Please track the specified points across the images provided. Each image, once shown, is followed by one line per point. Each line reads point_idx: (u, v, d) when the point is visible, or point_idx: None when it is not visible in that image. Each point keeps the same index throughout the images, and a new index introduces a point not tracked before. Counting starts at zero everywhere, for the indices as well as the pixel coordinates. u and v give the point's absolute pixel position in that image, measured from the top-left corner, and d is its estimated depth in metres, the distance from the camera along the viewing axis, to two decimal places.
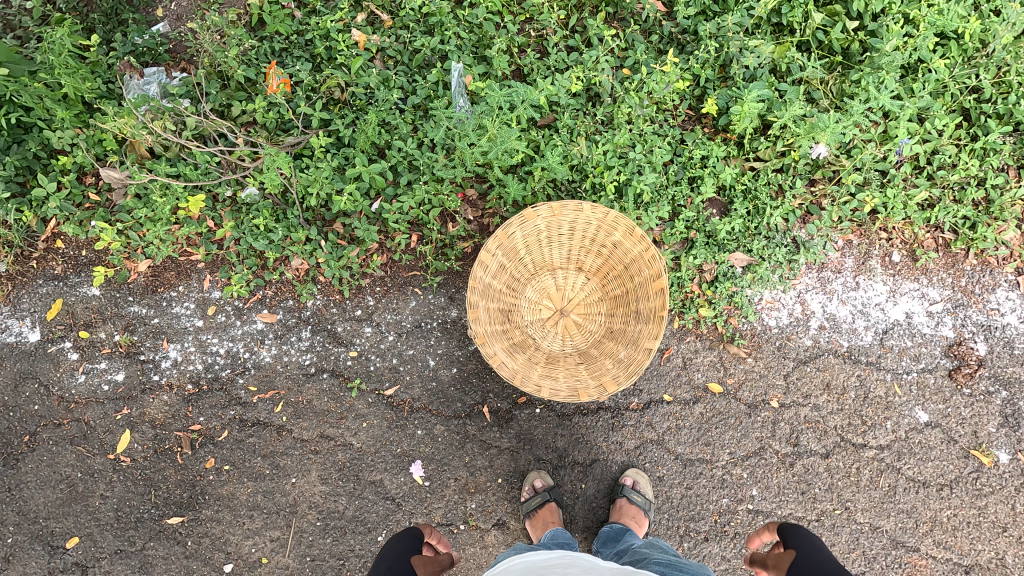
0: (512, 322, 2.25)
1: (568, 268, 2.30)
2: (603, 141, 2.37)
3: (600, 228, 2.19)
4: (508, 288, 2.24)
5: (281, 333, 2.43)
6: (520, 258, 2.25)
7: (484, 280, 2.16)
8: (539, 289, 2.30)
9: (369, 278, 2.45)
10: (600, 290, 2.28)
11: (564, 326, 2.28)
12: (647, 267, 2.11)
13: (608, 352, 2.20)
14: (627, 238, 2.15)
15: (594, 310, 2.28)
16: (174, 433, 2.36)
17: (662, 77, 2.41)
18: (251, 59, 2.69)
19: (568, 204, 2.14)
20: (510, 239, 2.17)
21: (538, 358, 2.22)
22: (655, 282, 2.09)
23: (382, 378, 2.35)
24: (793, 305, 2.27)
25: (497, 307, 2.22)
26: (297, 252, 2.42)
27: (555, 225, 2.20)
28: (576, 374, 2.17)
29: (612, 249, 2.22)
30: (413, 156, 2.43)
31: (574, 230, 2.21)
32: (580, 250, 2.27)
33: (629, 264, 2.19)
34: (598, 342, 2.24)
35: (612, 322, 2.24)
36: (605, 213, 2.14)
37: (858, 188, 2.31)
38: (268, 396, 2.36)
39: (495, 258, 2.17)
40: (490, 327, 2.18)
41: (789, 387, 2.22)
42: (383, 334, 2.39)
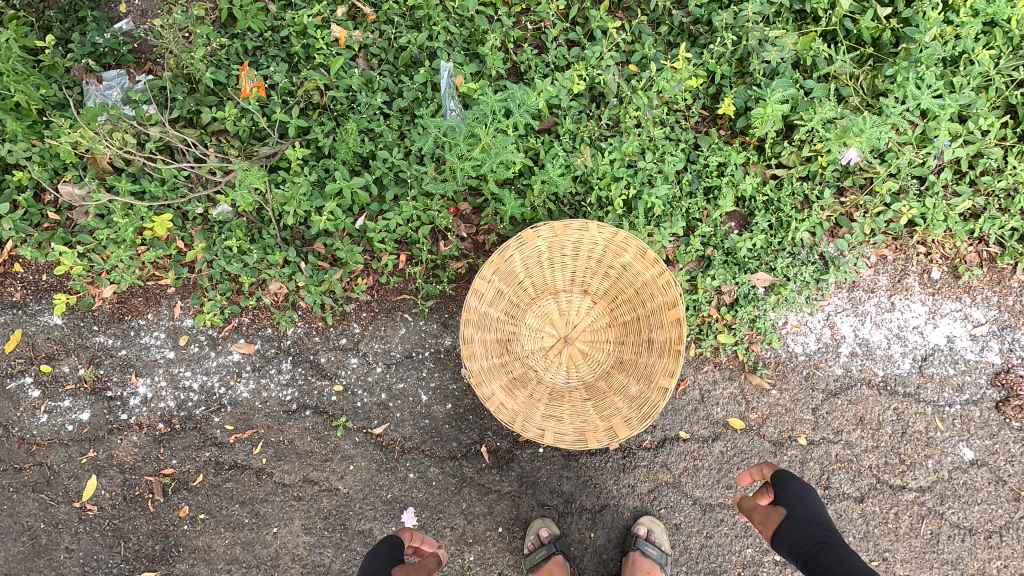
0: (511, 354, 2.02)
1: (573, 291, 2.06)
2: (609, 149, 2.14)
3: (608, 248, 1.97)
4: (506, 316, 2.02)
5: (260, 365, 2.23)
6: (519, 282, 2.02)
7: (479, 310, 1.95)
8: (541, 314, 2.07)
9: (354, 304, 2.24)
10: (608, 315, 2.05)
11: (568, 356, 2.06)
12: (661, 294, 1.91)
13: (617, 387, 1.98)
14: (639, 261, 1.94)
15: (601, 337, 2.05)
16: (144, 478, 2.17)
17: (674, 74, 2.17)
18: (221, 60, 2.46)
19: (573, 223, 1.93)
20: (508, 262, 1.96)
21: (540, 394, 2.00)
22: (670, 311, 1.89)
23: (369, 415, 2.14)
24: (822, 330, 2.06)
25: (495, 338, 1.99)
26: (274, 275, 2.21)
27: (558, 245, 1.98)
28: (582, 413, 1.96)
29: (621, 271, 1.99)
30: (400, 167, 2.21)
31: (579, 250, 1.99)
32: (585, 271, 2.03)
33: (640, 288, 1.97)
34: (607, 374, 2.02)
35: (622, 351, 2.02)
36: (613, 233, 1.94)
37: (893, 197, 2.07)
38: (246, 436, 2.16)
39: (491, 284, 1.96)
40: (487, 361, 1.97)
41: (818, 423, 2.01)
42: (371, 366, 2.19)
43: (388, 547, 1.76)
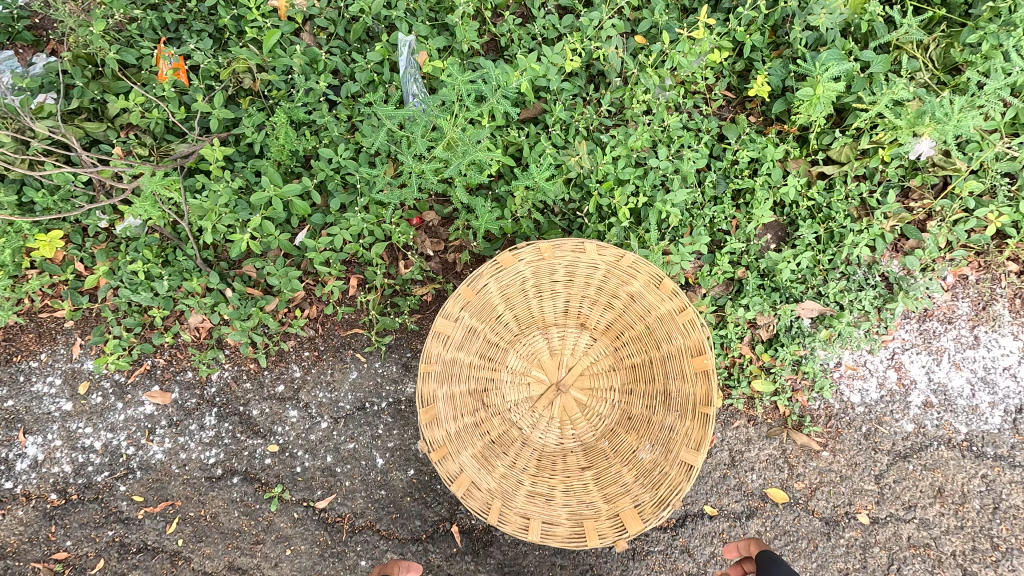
0: (487, 410, 1.58)
1: (566, 326, 1.61)
2: (611, 144, 1.69)
3: (610, 274, 1.52)
4: (480, 361, 1.56)
5: (177, 419, 1.79)
6: (497, 316, 1.56)
7: (444, 358, 1.51)
8: (526, 355, 1.61)
9: (294, 341, 1.80)
10: (612, 356, 1.60)
11: (562, 409, 1.60)
12: (680, 334, 1.47)
13: (625, 453, 1.53)
14: (651, 290, 1.49)
15: (604, 385, 1.61)
16: (30, 565, 1.73)
17: (692, 47, 1.72)
18: (131, 37, 1.99)
19: (564, 243, 1.48)
20: (480, 294, 1.51)
21: (524, 462, 1.55)
22: (695, 358, 1.45)
23: (311, 485, 1.71)
24: (885, 373, 1.61)
25: (465, 391, 1.55)
26: (192, 306, 1.76)
27: (545, 270, 1.52)
28: (580, 490, 1.51)
29: (629, 302, 1.54)
30: (348, 169, 1.78)
31: (573, 276, 1.53)
32: (582, 302, 1.58)
33: (654, 326, 1.52)
34: (612, 435, 1.57)
35: (631, 404, 1.57)
36: (618, 254, 1.49)
37: (977, 201, 1.61)
38: (158, 510, 1.73)
39: (458, 323, 1.51)
40: (455, 423, 1.53)
41: (882, 495, 1.57)
42: (314, 421, 1.75)
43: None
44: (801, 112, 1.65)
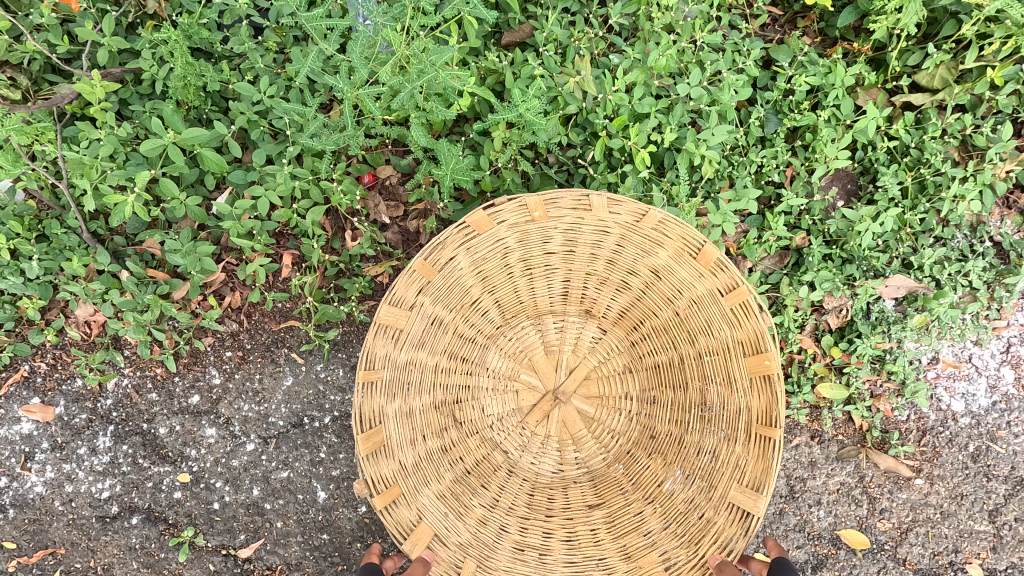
0: (460, 427, 1.19)
1: (566, 315, 1.23)
2: (625, 70, 1.26)
3: (627, 242, 1.11)
4: (451, 364, 1.18)
5: (63, 441, 1.38)
6: (472, 304, 1.16)
7: (396, 361, 1.09)
8: (511, 353, 1.23)
9: (211, 339, 1.38)
10: (627, 352, 1.22)
11: (560, 424, 1.23)
12: (726, 323, 1.08)
13: (648, 484, 1.15)
14: (685, 263, 1.09)
15: (616, 390, 1.23)
16: None
17: None
18: None
19: (562, 197, 1.07)
20: (446, 271, 1.10)
21: (511, 499, 1.16)
22: (749, 359, 1.06)
23: (232, 526, 1.35)
24: (997, 372, 1.21)
25: (429, 403, 1.16)
26: (72, 296, 1.33)
27: (537, 237, 1.11)
28: (588, 540, 1.12)
29: (651, 281, 1.14)
30: (274, 112, 1.33)
31: (575, 245, 1.13)
32: (586, 281, 1.18)
33: (686, 313, 1.12)
34: (627, 458, 1.19)
35: (653, 417, 1.20)
36: (639, 213, 1.08)
37: None
38: (37, 559, 1.36)
39: (416, 312, 1.10)
40: (415, 450, 1.12)
41: (1001, 539, 1.20)
42: (238, 442, 1.37)
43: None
44: (884, 18, 1.20)
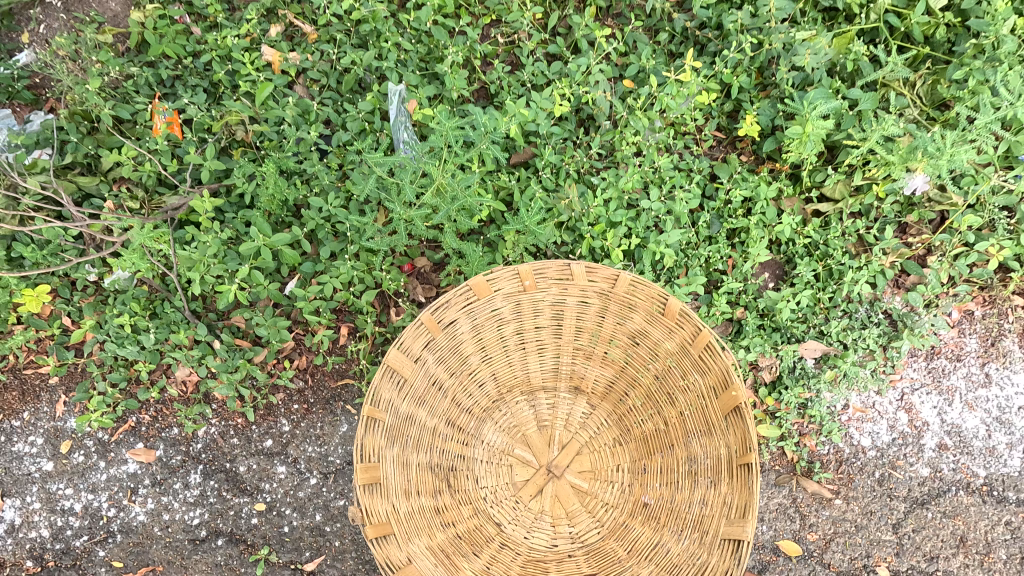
0: (454, 493, 1.47)
1: (558, 389, 1.54)
2: (604, 186, 1.69)
3: (608, 307, 1.42)
4: (454, 432, 1.48)
5: (161, 478, 1.72)
6: (472, 377, 1.48)
7: (397, 410, 1.38)
8: (506, 429, 1.53)
9: (282, 394, 1.74)
10: (614, 426, 1.52)
11: (553, 498, 1.51)
12: (700, 371, 1.36)
13: (641, 549, 1.41)
14: (658, 322, 1.39)
15: (607, 464, 1.51)
16: None
17: (680, 89, 1.74)
18: (127, 93, 2.08)
19: (546, 268, 1.37)
20: (447, 331, 1.40)
21: (504, 566, 1.43)
22: (721, 397, 1.32)
23: (300, 544, 1.66)
24: (895, 415, 1.55)
25: (428, 463, 1.44)
26: (179, 360, 1.72)
27: (526, 305, 1.42)
28: None
29: (631, 343, 1.45)
30: (337, 217, 1.75)
31: (561, 315, 1.44)
32: (573, 355, 1.50)
33: (665, 370, 1.42)
34: (619, 529, 1.46)
35: (643, 485, 1.47)
36: (612, 277, 1.38)
37: (976, 235, 1.59)
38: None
39: (419, 366, 1.39)
40: (409, 502, 1.38)
41: (903, 546, 1.50)
42: (303, 477, 1.69)
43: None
44: (793, 150, 1.64)
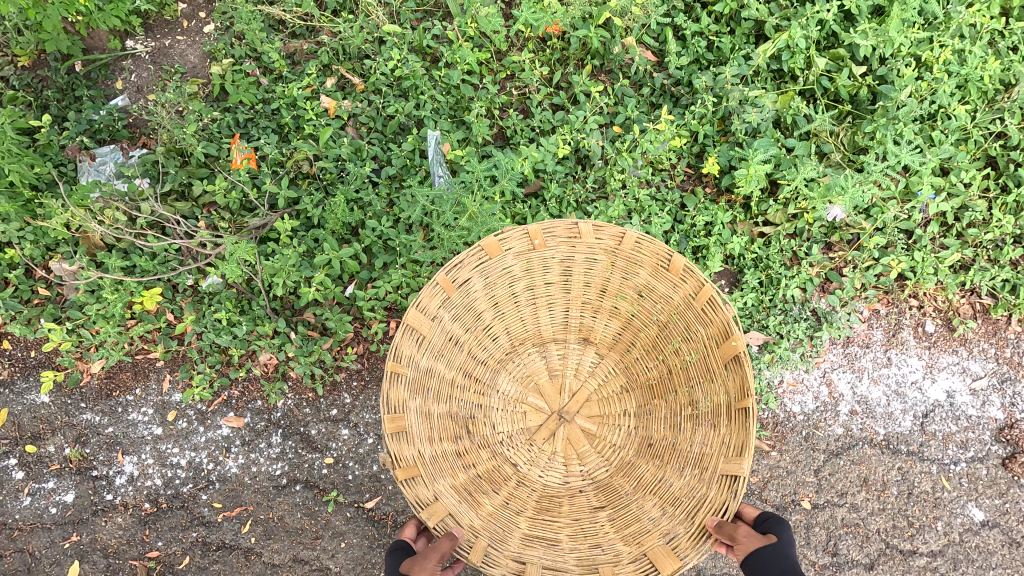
0: (473, 439, 1.83)
1: (570, 344, 1.94)
2: (596, 215, 2.22)
3: (619, 266, 1.78)
4: (472, 383, 1.86)
5: (249, 439, 2.19)
6: (489, 333, 1.86)
7: (418, 364, 1.72)
8: (519, 379, 1.93)
9: (344, 372, 2.22)
10: (623, 374, 1.91)
11: (566, 439, 1.90)
12: (704, 324, 1.70)
13: (646, 484, 1.76)
14: (657, 277, 1.75)
15: (615, 410, 1.90)
16: (129, 562, 2.10)
17: (657, 135, 2.23)
18: (212, 133, 2.54)
19: (557, 227, 1.72)
20: (461, 289, 1.74)
21: (523, 502, 1.77)
22: (722, 346, 1.65)
23: (361, 488, 2.11)
24: (819, 388, 2.02)
25: (447, 410, 1.80)
26: (264, 346, 2.19)
27: (537, 262, 1.77)
28: (595, 529, 1.72)
29: (638, 297, 1.81)
30: (388, 236, 2.24)
31: (570, 269, 1.79)
32: (581, 309, 1.89)
33: (671, 322, 1.78)
34: (625, 466, 1.82)
35: (647, 426, 1.85)
36: (618, 235, 1.73)
37: (881, 251, 2.08)
38: (234, 514, 2.11)
39: (437, 324, 1.74)
40: (432, 448, 1.73)
41: (821, 485, 1.95)
42: (362, 437, 2.16)
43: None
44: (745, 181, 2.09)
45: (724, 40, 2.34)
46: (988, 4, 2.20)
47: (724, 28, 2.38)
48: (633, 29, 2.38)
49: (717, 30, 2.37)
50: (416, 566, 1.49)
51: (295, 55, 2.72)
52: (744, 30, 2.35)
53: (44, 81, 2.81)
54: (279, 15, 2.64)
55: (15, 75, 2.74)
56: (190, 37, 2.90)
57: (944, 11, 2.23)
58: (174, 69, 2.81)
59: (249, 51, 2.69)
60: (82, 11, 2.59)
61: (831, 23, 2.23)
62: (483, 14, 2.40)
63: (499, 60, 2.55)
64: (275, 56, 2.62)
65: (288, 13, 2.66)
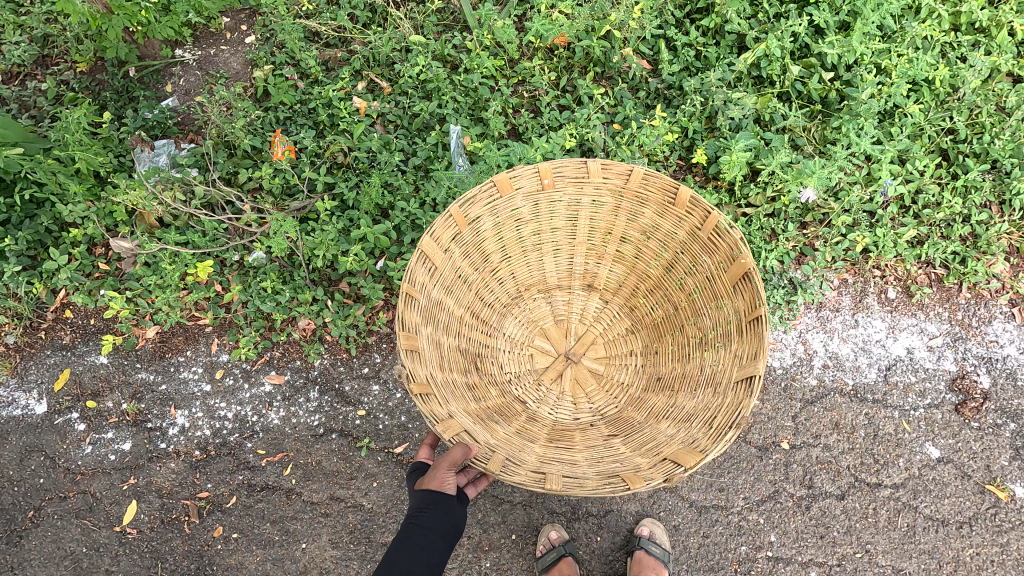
0: (483, 376, 2.11)
1: (574, 293, 2.29)
2: None
3: (626, 207, 2.05)
4: (482, 326, 2.17)
5: (289, 394, 2.47)
6: (500, 278, 2.19)
7: (430, 294, 1.93)
8: (525, 325, 2.27)
9: (375, 335, 2.50)
10: (627, 318, 2.25)
11: (574, 377, 2.22)
12: (713, 252, 1.92)
13: (656, 413, 2.01)
14: (661, 218, 2.02)
15: (623, 350, 2.24)
16: (181, 502, 2.41)
17: (652, 131, 2.56)
18: (257, 128, 2.79)
19: (566, 167, 1.95)
20: (471, 224, 1.98)
21: (539, 433, 2.03)
22: (732, 267, 1.85)
23: (391, 436, 2.42)
24: (796, 345, 2.38)
25: (459, 346, 2.06)
26: (304, 312, 2.47)
27: (545, 203, 2.05)
28: (611, 450, 1.93)
29: (643, 238, 2.11)
30: (416, 216, 2.54)
31: (577, 213, 2.09)
32: (586, 256, 2.23)
33: (675, 257, 2.06)
34: (633, 399, 2.12)
35: (652, 361, 2.15)
36: (626, 173, 1.95)
37: (848, 229, 2.40)
38: (277, 459, 2.42)
39: (447, 257, 1.97)
40: (443, 374, 1.91)
41: (798, 428, 2.32)
42: (391, 392, 2.45)
43: (424, 495, 1.75)
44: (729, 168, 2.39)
45: (710, 50, 2.66)
46: (937, 20, 2.53)
47: (711, 40, 2.70)
48: (630, 40, 2.71)
49: (704, 42, 2.70)
50: (433, 480, 1.75)
51: (328, 62, 2.97)
52: (728, 42, 2.66)
53: (100, 83, 3.04)
54: (316, 27, 2.92)
55: (75, 78, 3.01)
56: (233, 47, 3.10)
57: (899, 26, 2.54)
58: (218, 74, 3.02)
59: (288, 58, 2.95)
60: (142, 21, 2.79)
61: (803, 36, 2.55)
62: (499, 27, 2.74)
63: (511, 67, 2.87)
64: (312, 63, 2.89)
65: (323, 26, 2.94)
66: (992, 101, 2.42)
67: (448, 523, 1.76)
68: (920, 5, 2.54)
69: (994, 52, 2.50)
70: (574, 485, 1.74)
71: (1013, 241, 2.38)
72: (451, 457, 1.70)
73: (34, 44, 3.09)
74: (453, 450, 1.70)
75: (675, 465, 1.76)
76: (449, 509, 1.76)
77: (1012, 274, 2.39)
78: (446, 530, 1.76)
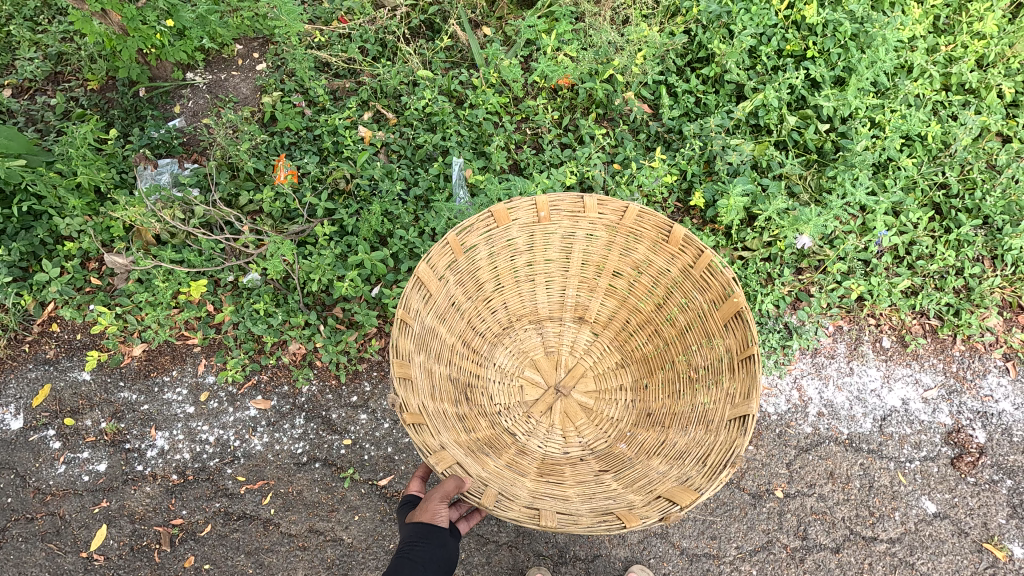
0: (473, 406, 2.06)
1: (564, 326, 2.28)
2: None
3: (620, 242, 2.07)
4: (473, 355, 2.14)
5: (274, 420, 2.42)
6: (493, 307, 2.18)
7: (423, 320, 1.90)
8: (515, 356, 2.24)
9: (366, 363, 2.47)
10: (617, 353, 2.24)
11: (563, 410, 2.18)
12: (705, 289, 1.93)
13: (648, 449, 1.97)
14: (654, 253, 2.03)
15: (612, 385, 2.21)
16: (153, 528, 2.31)
17: (651, 172, 2.60)
18: (261, 152, 2.80)
19: (562, 201, 1.97)
20: (466, 253, 1.97)
21: (528, 466, 1.97)
22: (724, 304, 1.85)
23: (376, 467, 2.36)
24: (790, 392, 2.36)
25: (449, 374, 2.02)
26: (295, 336, 2.45)
27: (540, 234, 2.06)
28: (602, 486, 1.87)
29: (635, 273, 2.12)
30: (414, 244, 2.54)
31: (571, 245, 2.10)
32: (577, 289, 2.23)
33: (666, 294, 2.07)
34: (624, 435, 2.08)
35: (643, 396, 2.13)
36: (619, 211, 1.98)
37: (843, 276, 2.41)
38: (256, 487, 2.35)
39: (442, 285, 1.95)
40: (434, 403, 1.86)
41: (792, 477, 2.27)
42: (379, 421, 2.40)
43: (416, 528, 1.71)
44: (727, 211, 2.41)
45: (710, 98, 2.71)
46: (929, 80, 2.62)
47: (710, 89, 2.76)
48: (632, 85, 2.77)
49: (704, 90, 2.76)
50: (425, 512, 1.71)
51: (336, 92, 3.01)
52: (727, 91, 2.73)
53: (109, 101, 3.06)
54: (326, 58, 2.98)
55: (86, 95, 3.04)
56: (243, 73, 3.16)
57: (892, 83, 2.61)
58: (227, 98, 3.05)
59: (297, 86, 3.00)
60: (156, 44, 2.84)
61: (800, 88, 2.61)
62: (506, 66, 2.82)
63: (516, 105, 2.92)
64: (320, 91, 2.92)
65: (334, 57, 3.01)
66: (983, 159, 2.48)
67: (443, 557, 1.70)
68: (913, 64, 2.63)
69: (984, 112, 2.58)
70: (567, 521, 1.66)
71: (1006, 295, 2.40)
72: (444, 489, 1.64)
73: (47, 62, 3.14)
74: (447, 482, 1.65)
75: (670, 503, 1.70)
76: (443, 544, 1.70)
77: (1005, 328, 2.40)
78: (441, 564, 1.69)
